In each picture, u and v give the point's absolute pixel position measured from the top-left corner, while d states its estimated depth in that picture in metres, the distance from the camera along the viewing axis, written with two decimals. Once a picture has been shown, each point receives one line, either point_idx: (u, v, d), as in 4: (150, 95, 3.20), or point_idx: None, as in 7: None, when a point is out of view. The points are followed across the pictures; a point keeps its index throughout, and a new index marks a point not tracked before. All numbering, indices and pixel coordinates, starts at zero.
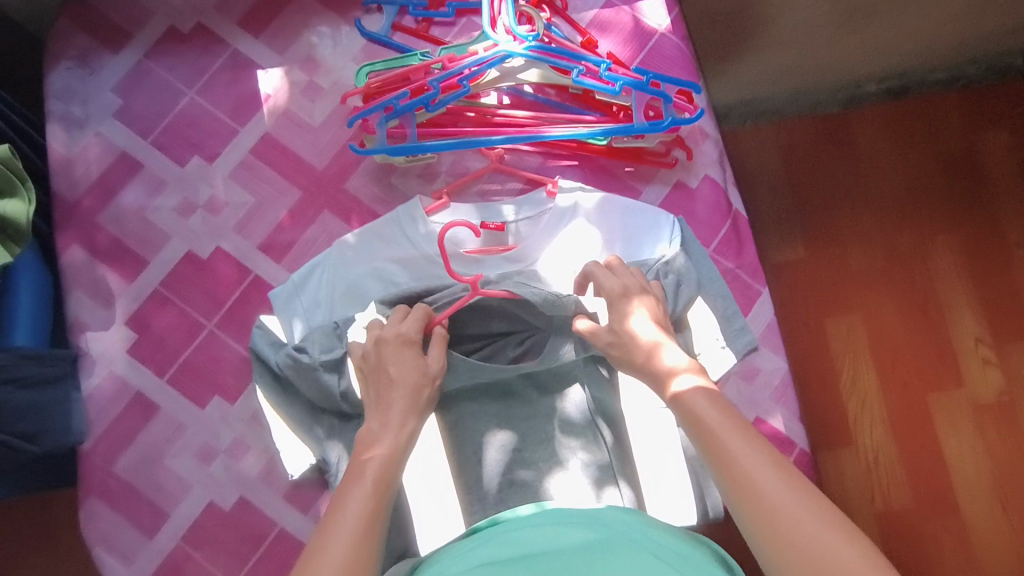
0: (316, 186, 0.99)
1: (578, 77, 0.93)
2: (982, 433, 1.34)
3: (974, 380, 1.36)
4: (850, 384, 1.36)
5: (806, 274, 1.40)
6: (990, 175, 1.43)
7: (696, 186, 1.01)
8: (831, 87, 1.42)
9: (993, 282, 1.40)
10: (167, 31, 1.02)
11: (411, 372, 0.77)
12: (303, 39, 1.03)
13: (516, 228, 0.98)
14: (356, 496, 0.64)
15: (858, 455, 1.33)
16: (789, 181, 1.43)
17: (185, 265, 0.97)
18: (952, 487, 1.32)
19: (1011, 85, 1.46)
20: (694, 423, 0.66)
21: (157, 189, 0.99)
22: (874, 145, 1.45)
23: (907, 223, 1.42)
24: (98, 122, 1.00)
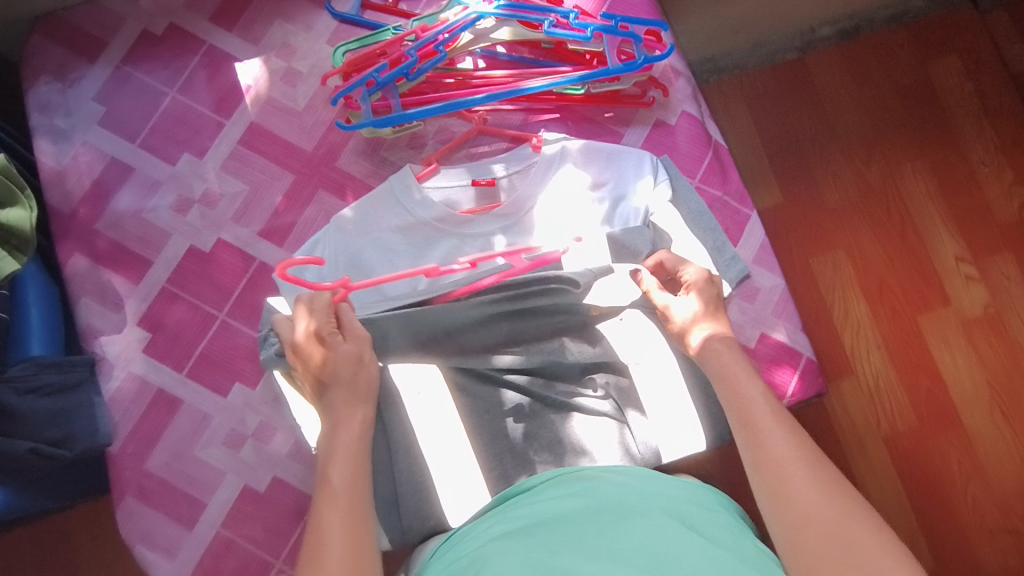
0: (309, 168, 1.01)
1: (550, 28, 0.96)
2: (974, 345, 1.40)
3: (959, 296, 1.42)
4: (843, 317, 1.41)
5: (786, 218, 1.45)
6: (948, 100, 1.49)
7: (675, 122, 1.04)
8: (785, 34, 1.50)
9: (964, 202, 1.45)
10: (140, 35, 1.04)
11: (337, 366, 0.81)
12: (276, 27, 1.05)
13: (508, 183, 1.01)
14: (338, 471, 0.74)
15: (859, 384, 1.38)
16: (759, 128, 1.48)
17: (189, 260, 0.98)
18: (952, 402, 1.37)
19: (959, 11, 1.52)
20: (727, 389, 0.78)
21: (152, 189, 1.00)
22: (835, 85, 1.50)
23: (875, 156, 1.47)
24: (84, 131, 1.01)
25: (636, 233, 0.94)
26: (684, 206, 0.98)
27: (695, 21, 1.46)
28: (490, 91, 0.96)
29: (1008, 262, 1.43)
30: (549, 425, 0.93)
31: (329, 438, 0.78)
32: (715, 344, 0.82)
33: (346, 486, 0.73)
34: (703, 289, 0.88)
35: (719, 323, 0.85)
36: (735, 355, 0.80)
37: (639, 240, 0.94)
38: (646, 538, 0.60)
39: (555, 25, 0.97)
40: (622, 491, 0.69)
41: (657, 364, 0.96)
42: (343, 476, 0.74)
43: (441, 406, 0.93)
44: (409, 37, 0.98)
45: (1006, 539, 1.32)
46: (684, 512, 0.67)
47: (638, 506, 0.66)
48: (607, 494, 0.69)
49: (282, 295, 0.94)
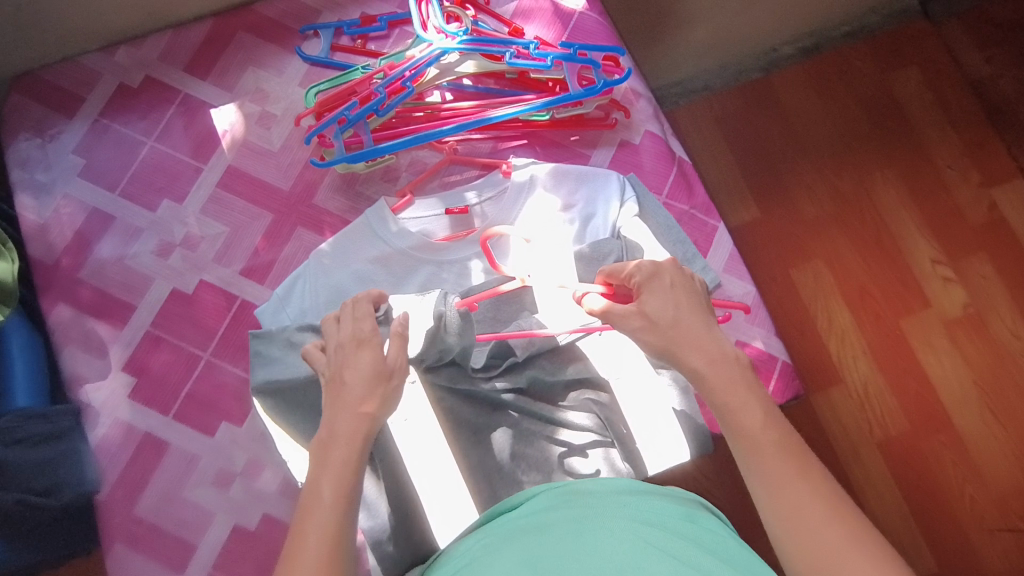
0: (287, 207, 1.04)
1: (511, 60, 1.00)
2: (956, 344, 1.42)
3: (939, 298, 1.45)
4: (827, 325, 1.43)
5: (762, 230, 1.48)
6: (909, 109, 1.54)
7: (639, 141, 1.08)
8: (748, 54, 1.56)
9: (935, 206, 1.49)
10: (118, 88, 1.07)
11: (362, 373, 0.73)
12: (249, 73, 1.09)
13: (481, 210, 1.03)
14: (328, 488, 0.66)
15: (848, 391, 1.39)
16: (730, 145, 1.53)
17: (172, 303, 0.99)
18: (941, 404, 1.39)
19: (913, 24, 1.58)
20: (728, 418, 0.70)
21: (133, 236, 1.02)
22: (800, 101, 1.55)
23: (846, 167, 1.52)
24: (65, 184, 1.03)
25: (603, 243, 0.97)
26: (653, 222, 1.01)
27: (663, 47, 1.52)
28: (458, 123, 0.99)
29: (984, 262, 1.46)
30: (536, 443, 0.95)
31: (323, 448, 0.69)
32: (697, 363, 0.72)
33: (332, 506, 0.65)
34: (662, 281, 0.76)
35: (697, 330, 0.73)
36: (687, 317, 0.74)
37: (607, 251, 0.97)
38: (617, 544, 0.61)
39: (516, 56, 1.02)
40: (609, 497, 0.70)
41: (637, 378, 0.97)
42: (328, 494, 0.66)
43: (427, 430, 0.94)
44: (377, 75, 1.02)
45: (1008, 537, 1.32)
46: (669, 515, 0.68)
47: (621, 511, 0.67)
48: (581, 503, 0.70)
49: (265, 329, 0.96)
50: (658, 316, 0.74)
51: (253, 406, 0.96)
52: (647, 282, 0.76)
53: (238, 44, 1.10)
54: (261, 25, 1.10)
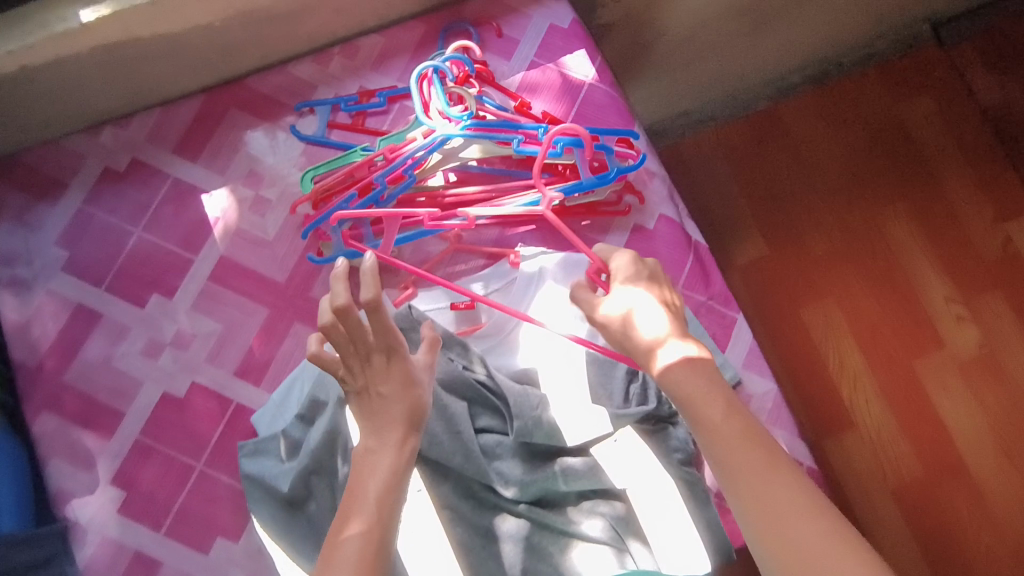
0: (283, 300, 0.98)
1: (519, 146, 0.93)
2: (971, 386, 1.41)
3: (952, 337, 1.43)
4: (838, 368, 1.42)
5: (770, 269, 1.48)
6: (921, 141, 1.53)
7: (653, 226, 1.01)
8: (755, 84, 1.56)
9: (949, 240, 1.48)
10: (103, 173, 1.01)
11: (396, 385, 0.76)
12: (241, 154, 1.02)
13: (487, 302, 0.99)
14: (372, 488, 0.70)
15: (861, 436, 1.39)
16: (740, 182, 1.53)
17: (163, 409, 0.94)
18: (956, 447, 1.38)
19: (925, 50, 1.57)
20: (690, 411, 0.68)
21: (121, 336, 0.96)
22: (811, 133, 1.55)
23: (856, 202, 1.51)
24: (48, 279, 0.97)
25: None
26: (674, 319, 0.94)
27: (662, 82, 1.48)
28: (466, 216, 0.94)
29: (998, 300, 1.44)
30: (549, 559, 0.87)
31: (374, 452, 0.73)
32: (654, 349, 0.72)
33: (366, 521, 0.68)
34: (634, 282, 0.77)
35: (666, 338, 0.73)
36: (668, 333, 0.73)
37: None
38: None
39: (525, 141, 0.95)
40: None
41: (655, 486, 0.89)
42: (364, 509, 0.69)
43: (433, 546, 0.87)
44: (378, 158, 0.96)
45: None
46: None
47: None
48: None
49: (260, 439, 0.91)
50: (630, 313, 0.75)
51: (249, 521, 0.90)
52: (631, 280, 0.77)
53: (229, 121, 1.03)
54: (254, 102, 1.04)
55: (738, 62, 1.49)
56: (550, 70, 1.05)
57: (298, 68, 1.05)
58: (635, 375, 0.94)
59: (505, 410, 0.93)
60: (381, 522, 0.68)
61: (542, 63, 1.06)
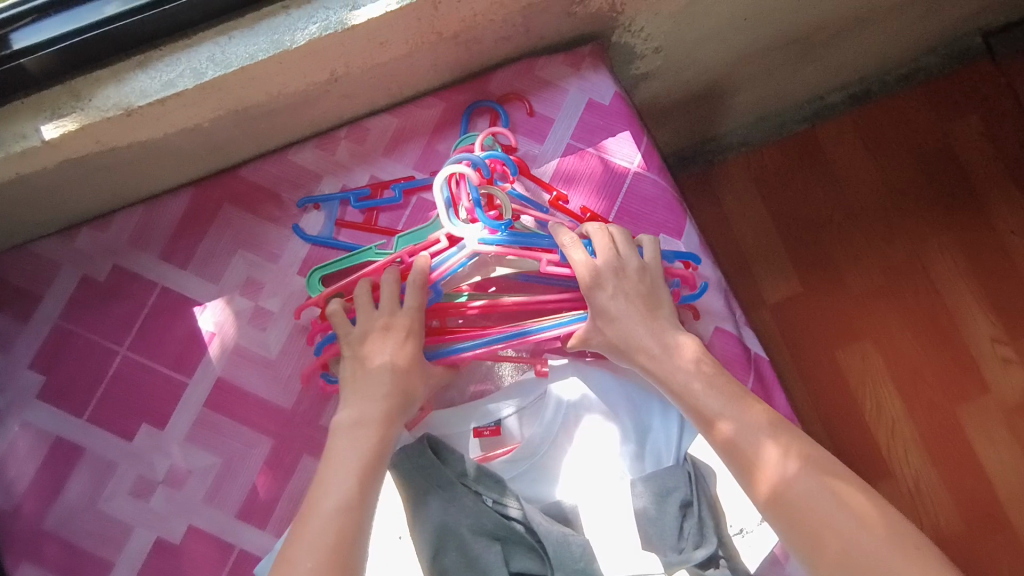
0: (289, 429, 0.87)
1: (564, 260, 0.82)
2: (1017, 435, 1.30)
3: (998, 381, 1.32)
4: (875, 413, 1.32)
5: (805, 309, 1.36)
6: (970, 165, 1.38)
7: (708, 340, 0.90)
8: (793, 104, 1.41)
9: (997, 277, 1.35)
10: (80, 283, 0.89)
11: (403, 361, 0.77)
12: (237, 259, 0.90)
13: (513, 424, 0.88)
14: (332, 494, 0.68)
15: (898, 487, 1.29)
16: (773, 211, 1.40)
17: (156, 557, 0.84)
18: (1002, 502, 1.28)
19: (976, 64, 1.41)
20: (804, 519, 0.62)
21: (106, 474, 0.85)
22: (849, 156, 1.40)
23: (898, 233, 1.37)
24: (22, 408, 0.86)
25: (667, 476, 0.81)
26: None
27: (696, 115, 1.34)
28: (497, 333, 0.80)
29: None
30: None
31: (353, 429, 0.73)
32: (726, 432, 0.69)
33: (345, 498, 0.68)
34: (632, 330, 0.78)
35: (640, 333, 0.78)
36: (648, 333, 0.78)
37: (672, 486, 0.81)
38: None
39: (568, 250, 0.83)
40: None
41: None
42: (344, 482, 0.69)
43: None
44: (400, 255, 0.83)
45: None
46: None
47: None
48: None
49: None
50: (610, 313, 0.78)
51: None
52: (597, 280, 0.79)
53: (223, 219, 0.91)
54: (251, 196, 0.91)
55: (776, 88, 1.33)
56: (589, 156, 0.93)
57: (299, 155, 0.92)
58: (689, 511, 0.80)
59: (539, 550, 0.81)
60: (360, 496, 0.68)
61: (580, 147, 0.94)
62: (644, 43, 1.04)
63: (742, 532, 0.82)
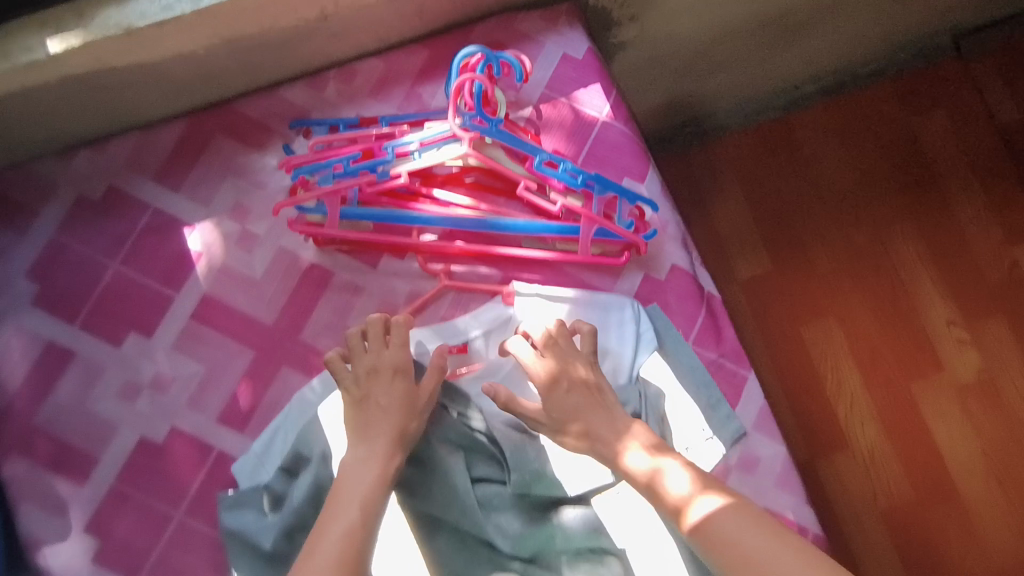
0: (270, 343, 0.93)
1: (540, 164, 0.89)
2: (968, 411, 1.38)
3: (952, 362, 1.40)
4: (836, 387, 1.39)
5: (776, 287, 1.43)
6: (932, 159, 1.47)
7: (664, 277, 0.96)
8: (768, 92, 1.48)
9: (954, 263, 1.43)
10: (77, 200, 0.94)
11: (397, 395, 0.83)
12: (227, 184, 0.96)
13: (479, 345, 0.94)
14: (337, 522, 0.74)
15: (853, 456, 1.36)
16: (748, 196, 1.46)
17: (140, 454, 0.90)
18: (949, 475, 1.35)
19: (944, 63, 1.50)
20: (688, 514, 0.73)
21: (95, 376, 0.91)
22: (821, 147, 1.48)
23: (864, 220, 1.45)
24: (17, 313, 0.91)
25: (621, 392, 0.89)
26: (676, 362, 0.93)
27: (677, 92, 1.39)
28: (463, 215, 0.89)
29: (1000, 325, 1.41)
30: None
31: (358, 466, 0.78)
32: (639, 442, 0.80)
33: (349, 525, 0.73)
34: (580, 412, 0.83)
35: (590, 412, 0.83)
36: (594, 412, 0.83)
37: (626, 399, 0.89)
38: None
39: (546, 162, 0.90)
40: None
41: (653, 547, 0.88)
42: (348, 511, 0.75)
43: None
44: (386, 166, 0.89)
45: None
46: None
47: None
48: None
49: (242, 490, 0.88)
50: (555, 408, 0.84)
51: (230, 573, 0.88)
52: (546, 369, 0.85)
53: (215, 147, 0.97)
54: (242, 128, 0.97)
55: (750, 70, 1.40)
56: (562, 105, 1.00)
57: (290, 92, 0.98)
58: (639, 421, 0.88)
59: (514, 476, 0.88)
60: (363, 524, 0.74)
61: (554, 96, 1.00)
62: (620, 9, 1.12)
63: (686, 449, 0.91)
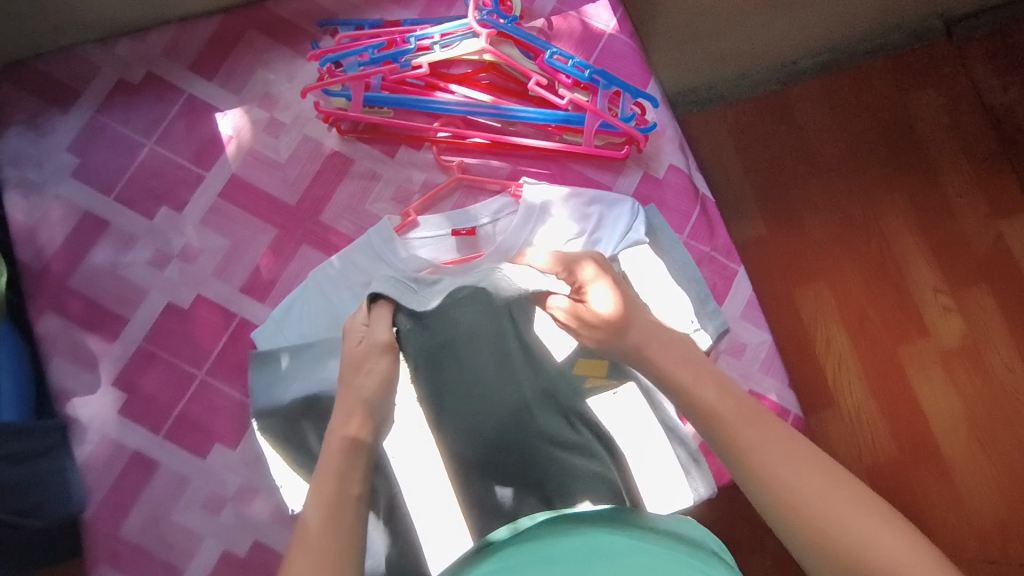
0: (292, 222, 0.99)
1: (550, 58, 0.96)
2: (953, 378, 1.29)
3: (938, 327, 1.31)
4: (824, 347, 1.30)
5: (770, 250, 1.34)
6: (924, 132, 1.38)
7: (662, 176, 1.03)
8: (769, 65, 1.40)
9: (944, 227, 1.35)
10: (117, 84, 1.01)
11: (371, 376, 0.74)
12: (258, 76, 1.03)
13: (489, 232, 0.99)
14: (306, 548, 0.58)
15: (840, 414, 1.27)
16: (741, 156, 1.37)
17: (167, 318, 0.96)
18: (933, 436, 1.26)
19: (934, 45, 1.41)
20: (684, 398, 0.68)
21: (127, 244, 0.97)
22: (814, 112, 1.39)
23: (856, 186, 1.36)
24: (57, 184, 0.98)
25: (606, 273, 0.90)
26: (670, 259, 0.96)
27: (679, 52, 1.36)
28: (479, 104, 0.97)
29: (985, 294, 1.32)
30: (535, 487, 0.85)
31: (327, 467, 0.65)
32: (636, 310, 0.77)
33: (319, 551, 0.58)
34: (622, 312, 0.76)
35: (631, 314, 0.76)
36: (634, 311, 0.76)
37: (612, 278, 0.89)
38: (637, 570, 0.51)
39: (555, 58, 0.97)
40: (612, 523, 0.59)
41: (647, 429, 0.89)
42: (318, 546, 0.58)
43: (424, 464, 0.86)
44: (407, 55, 0.96)
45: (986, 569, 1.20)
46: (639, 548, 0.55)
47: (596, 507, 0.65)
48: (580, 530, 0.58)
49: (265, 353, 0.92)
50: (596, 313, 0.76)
51: (247, 430, 0.94)
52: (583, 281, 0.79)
53: (248, 42, 1.04)
54: (273, 26, 1.04)
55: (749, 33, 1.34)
56: (572, 17, 1.07)
57: None
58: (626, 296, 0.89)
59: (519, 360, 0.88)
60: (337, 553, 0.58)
61: (565, 10, 1.07)
62: None
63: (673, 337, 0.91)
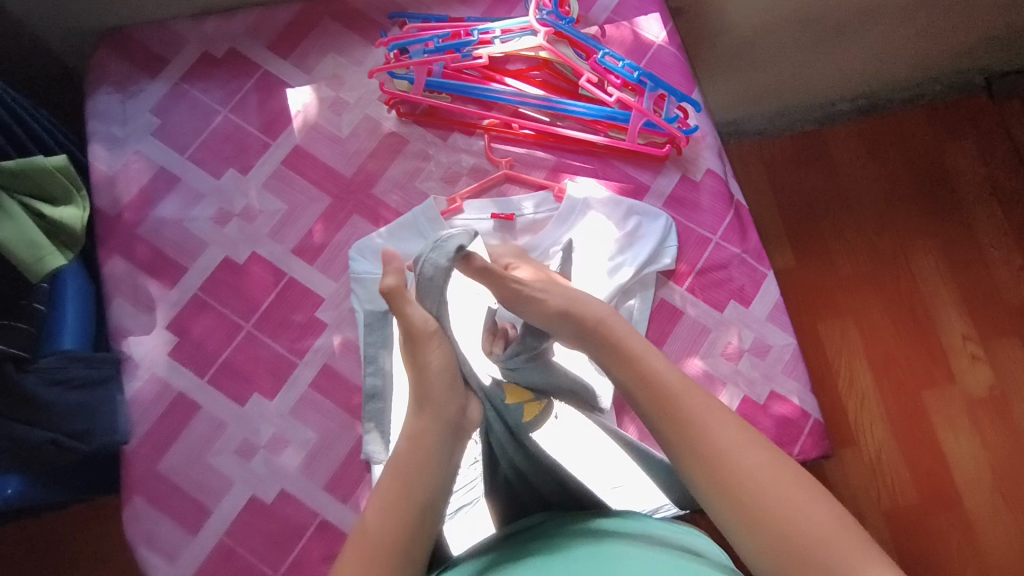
0: (346, 193, 1.06)
1: (602, 58, 1.04)
2: (977, 427, 1.27)
3: (964, 374, 1.30)
4: (847, 384, 1.30)
5: (798, 282, 1.36)
6: (958, 183, 1.41)
7: (699, 179, 1.07)
8: (807, 104, 1.44)
9: (973, 274, 1.36)
10: (201, 56, 1.10)
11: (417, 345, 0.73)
12: (328, 59, 1.11)
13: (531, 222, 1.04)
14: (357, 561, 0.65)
15: (860, 456, 1.25)
16: (775, 191, 1.41)
17: (222, 271, 1.02)
18: (955, 485, 1.24)
19: (973, 99, 1.46)
20: (631, 368, 0.72)
21: (194, 200, 1.04)
22: (849, 154, 1.43)
23: (886, 227, 1.39)
24: (137, 140, 1.06)
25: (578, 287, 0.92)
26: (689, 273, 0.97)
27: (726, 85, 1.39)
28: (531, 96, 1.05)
29: (1015, 346, 1.32)
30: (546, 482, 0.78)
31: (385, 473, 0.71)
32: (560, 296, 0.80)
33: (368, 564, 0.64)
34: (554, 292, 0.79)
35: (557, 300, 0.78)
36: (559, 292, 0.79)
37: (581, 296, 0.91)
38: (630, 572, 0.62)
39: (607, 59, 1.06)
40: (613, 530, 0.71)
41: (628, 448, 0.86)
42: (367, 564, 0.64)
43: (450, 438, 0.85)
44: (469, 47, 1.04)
45: None
46: (655, 564, 0.63)
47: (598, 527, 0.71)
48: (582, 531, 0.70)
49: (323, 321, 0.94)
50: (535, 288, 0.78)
51: (286, 382, 0.98)
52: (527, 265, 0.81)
53: (323, 28, 1.12)
54: (348, 15, 1.13)
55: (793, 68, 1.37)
56: (624, 27, 1.14)
57: None
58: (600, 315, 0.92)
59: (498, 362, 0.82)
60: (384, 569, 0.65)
61: (618, 20, 1.15)
62: None
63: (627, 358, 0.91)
